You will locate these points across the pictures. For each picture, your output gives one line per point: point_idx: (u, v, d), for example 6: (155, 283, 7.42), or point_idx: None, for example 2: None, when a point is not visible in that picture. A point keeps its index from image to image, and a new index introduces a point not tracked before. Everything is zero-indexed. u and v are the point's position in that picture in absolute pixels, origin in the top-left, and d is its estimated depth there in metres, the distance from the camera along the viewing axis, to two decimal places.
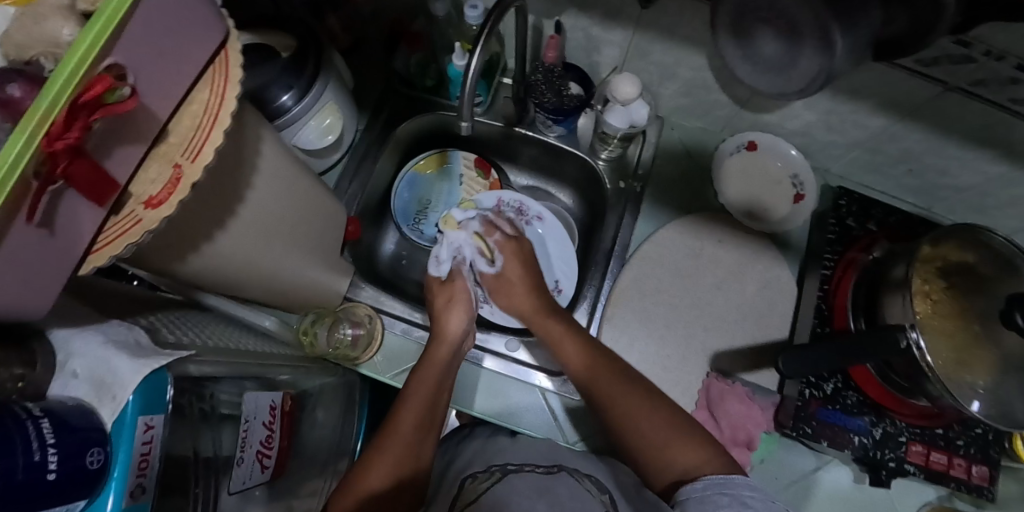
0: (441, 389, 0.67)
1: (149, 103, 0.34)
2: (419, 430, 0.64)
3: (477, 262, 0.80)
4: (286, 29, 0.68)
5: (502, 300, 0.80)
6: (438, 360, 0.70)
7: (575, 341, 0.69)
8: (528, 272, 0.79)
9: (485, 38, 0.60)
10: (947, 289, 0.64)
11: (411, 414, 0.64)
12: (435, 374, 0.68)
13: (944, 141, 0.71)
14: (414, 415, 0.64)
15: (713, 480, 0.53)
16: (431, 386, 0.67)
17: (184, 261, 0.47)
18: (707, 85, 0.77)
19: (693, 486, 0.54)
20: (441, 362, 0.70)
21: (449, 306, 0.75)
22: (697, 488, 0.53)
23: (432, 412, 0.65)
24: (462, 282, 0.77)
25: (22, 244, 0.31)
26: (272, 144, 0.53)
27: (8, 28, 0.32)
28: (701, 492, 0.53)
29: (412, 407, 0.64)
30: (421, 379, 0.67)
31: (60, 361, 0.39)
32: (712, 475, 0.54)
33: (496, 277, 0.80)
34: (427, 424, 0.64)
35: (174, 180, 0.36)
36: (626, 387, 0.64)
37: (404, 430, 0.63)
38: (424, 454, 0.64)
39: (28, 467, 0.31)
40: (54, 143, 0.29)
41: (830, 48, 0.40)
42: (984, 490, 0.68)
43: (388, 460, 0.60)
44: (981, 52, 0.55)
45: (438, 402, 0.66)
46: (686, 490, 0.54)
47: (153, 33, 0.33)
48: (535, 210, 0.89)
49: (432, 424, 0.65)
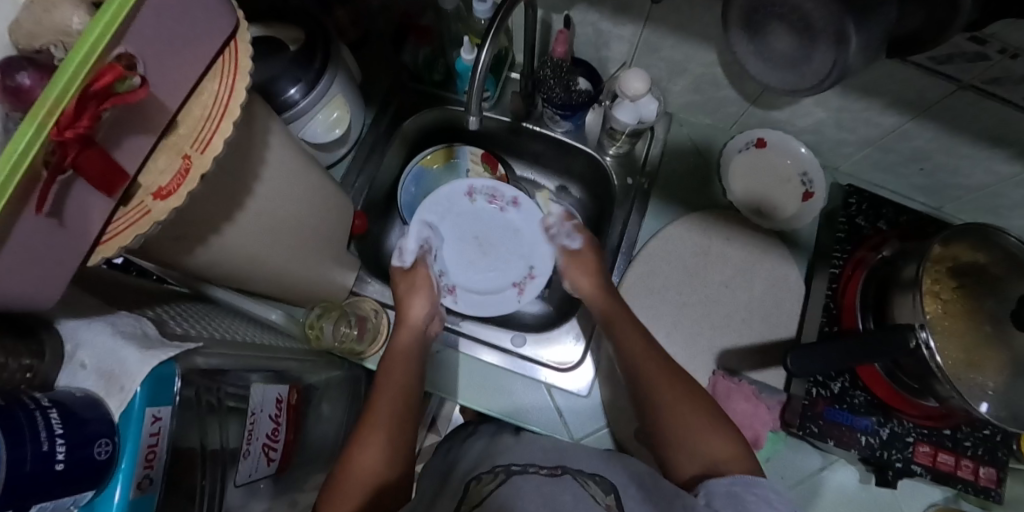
0: (411, 376, 0.70)
1: (157, 94, 0.34)
2: (396, 405, 0.67)
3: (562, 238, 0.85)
4: (294, 22, 0.68)
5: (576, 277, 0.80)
6: (403, 350, 0.72)
7: (627, 326, 0.72)
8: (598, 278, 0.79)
9: (494, 31, 0.60)
10: (956, 288, 0.64)
11: (385, 393, 0.67)
12: (404, 354, 0.72)
13: (957, 140, 0.70)
14: (388, 403, 0.66)
15: (743, 480, 0.55)
16: (400, 373, 0.70)
17: (192, 253, 0.47)
18: (716, 82, 0.76)
19: (720, 481, 0.55)
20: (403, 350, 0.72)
21: (408, 297, 0.78)
22: (724, 483, 0.55)
23: (404, 400, 0.67)
24: (423, 271, 0.80)
25: (31, 234, 0.31)
26: (280, 136, 0.52)
27: (17, 17, 0.32)
28: (728, 487, 0.54)
29: (386, 396, 0.67)
30: (391, 361, 0.71)
31: (69, 351, 0.39)
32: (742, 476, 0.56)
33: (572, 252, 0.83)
34: (403, 414, 0.66)
35: (182, 172, 0.36)
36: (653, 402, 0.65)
37: (381, 408, 0.66)
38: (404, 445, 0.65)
39: (36, 456, 0.31)
40: (64, 132, 0.29)
41: (844, 44, 0.39)
42: (991, 491, 0.67)
43: (378, 434, 0.63)
44: (996, 50, 0.54)
45: (410, 389, 0.69)
46: (713, 484, 0.56)
47: (162, 23, 0.33)
48: (510, 194, 0.90)
49: (411, 402, 0.68)
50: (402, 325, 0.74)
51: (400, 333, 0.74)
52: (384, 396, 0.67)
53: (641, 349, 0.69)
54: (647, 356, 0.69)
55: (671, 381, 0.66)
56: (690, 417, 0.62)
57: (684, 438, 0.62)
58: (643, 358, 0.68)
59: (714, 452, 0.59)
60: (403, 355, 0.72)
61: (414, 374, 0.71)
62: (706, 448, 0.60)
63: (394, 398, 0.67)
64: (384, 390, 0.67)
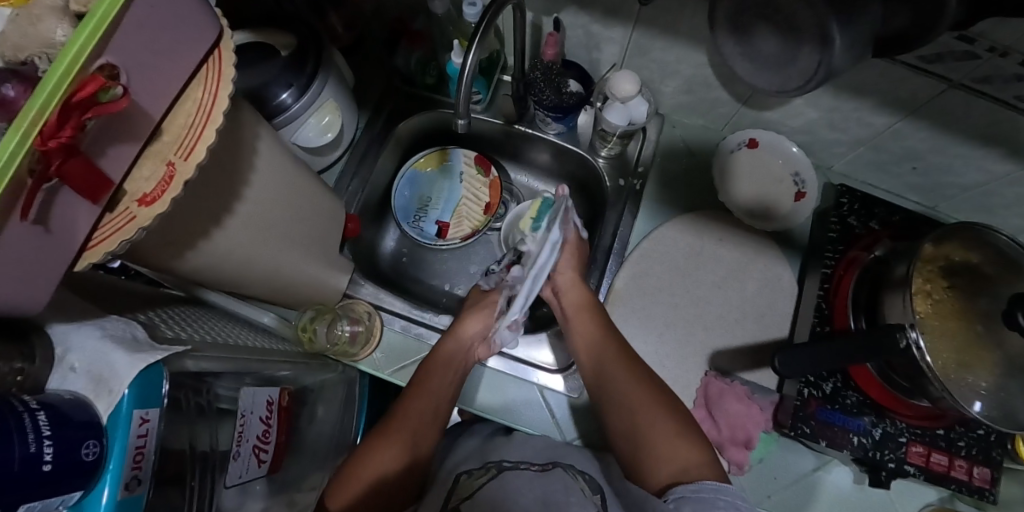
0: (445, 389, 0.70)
1: (141, 102, 0.35)
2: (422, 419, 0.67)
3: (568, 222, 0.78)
4: (286, 28, 0.69)
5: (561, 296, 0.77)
6: (446, 360, 0.72)
7: (600, 332, 0.72)
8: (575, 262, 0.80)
9: (481, 34, 0.60)
10: (947, 288, 0.63)
11: (417, 406, 0.67)
12: (442, 368, 0.71)
13: (949, 138, 0.70)
14: (417, 412, 0.67)
15: (707, 486, 0.56)
16: (436, 384, 0.69)
17: (181, 258, 0.48)
18: (707, 82, 0.76)
19: (690, 486, 0.56)
20: (445, 360, 0.72)
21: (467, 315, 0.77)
22: (691, 488, 0.56)
23: (433, 414, 0.68)
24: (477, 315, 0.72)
25: (18, 241, 0.31)
26: (269, 141, 0.53)
27: (4, 29, 0.33)
28: (697, 494, 0.55)
29: (418, 404, 0.67)
30: (427, 374, 0.70)
31: (59, 355, 0.40)
32: (705, 482, 0.56)
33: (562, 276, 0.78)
34: (428, 423, 0.67)
35: (167, 179, 0.37)
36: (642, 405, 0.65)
37: (409, 416, 0.66)
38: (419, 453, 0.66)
39: (24, 458, 0.32)
40: (47, 142, 0.30)
41: (829, 45, 0.39)
42: (986, 492, 0.67)
43: (399, 438, 0.64)
44: (985, 48, 0.54)
45: (441, 402, 0.69)
46: (680, 490, 0.56)
47: (146, 34, 0.33)
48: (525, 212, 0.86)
49: (438, 416, 0.68)
50: (449, 339, 0.73)
51: (445, 348, 0.73)
52: (414, 408, 0.67)
53: (618, 361, 0.68)
54: (618, 361, 0.69)
55: (643, 386, 0.66)
56: (659, 422, 0.63)
57: (650, 445, 0.62)
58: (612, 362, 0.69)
59: (684, 457, 0.60)
60: (441, 369, 0.71)
61: (449, 386, 0.71)
62: (676, 455, 0.60)
63: (426, 411, 0.67)
64: (416, 403, 0.67)
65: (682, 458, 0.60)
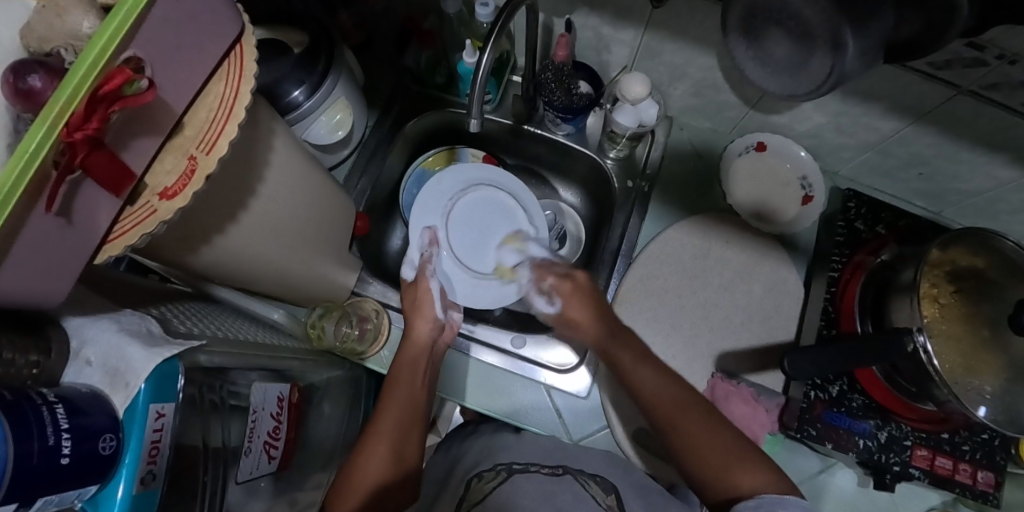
0: (414, 399, 0.67)
1: (164, 96, 0.34)
2: (399, 437, 0.64)
3: (522, 271, 0.81)
4: (299, 26, 0.69)
5: (570, 333, 0.74)
6: (409, 365, 0.69)
7: (646, 364, 0.66)
8: (591, 310, 0.71)
9: (496, 35, 0.60)
10: (954, 293, 0.64)
11: (389, 423, 0.63)
12: (407, 375, 0.68)
13: (957, 144, 0.70)
14: (391, 421, 0.64)
15: (767, 500, 0.54)
16: (404, 389, 0.67)
17: (196, 252, 0.48)
18: (717, 85, 0.77)
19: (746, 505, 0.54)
20: (411, 368, 0.68)
21: (414, 314, 0.74)
22: (750, 506, 0.54)
23: (409, 422, 0.65)
24: (421, 330, 0.71)
25: (40, 232, 0.31)
26: (284, 139, 0.53)
27: (29, 21, 0.32)
28: (755, 510, 0.54)
29: (389, 416, 0.64)
30: (394, 382, 0.67)
31: (75, 348, 0.40)
32: (767, 496, 0.55)
33: (559, 317, 0.73)
34: (406, 433, 0.64)
35: (188, 173, 0.37)
36: (676, 415, 0.62)
37: (386, 429, 0.63)
38: (409, 464, 0.64)
39: (42, 451, 0.32)
40: (73, 134, 0.29)
41: (842, 50, 0.39)
42: (989, 496, 0.68)
43: (380, 455, 0.62)
44: (994, 56, 0.53)
45: (415, 410, 0.66)
46: (741, 508, 0.55)
47: (171, 27, 0.33)
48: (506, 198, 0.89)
49: (416, 422, 0.66)
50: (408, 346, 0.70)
51: (410, 350, 0.70)
52: (388, 419, 0.64)
53: (648, 366, 0.66)
54: (673, 393, 0.64)
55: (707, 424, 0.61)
56: (717, 461, 0.59)
57: (706, 465, 0.59)
58: (664, 395, 0.63)
59: (745, 486, 0.57)
60: (407, 377, 0.68)
61: (420, 389, 0.68)
62: (738, 482, 0.57)
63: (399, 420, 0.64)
64: (388, 417, 0.64)
65: (748, 482, 0.57)
